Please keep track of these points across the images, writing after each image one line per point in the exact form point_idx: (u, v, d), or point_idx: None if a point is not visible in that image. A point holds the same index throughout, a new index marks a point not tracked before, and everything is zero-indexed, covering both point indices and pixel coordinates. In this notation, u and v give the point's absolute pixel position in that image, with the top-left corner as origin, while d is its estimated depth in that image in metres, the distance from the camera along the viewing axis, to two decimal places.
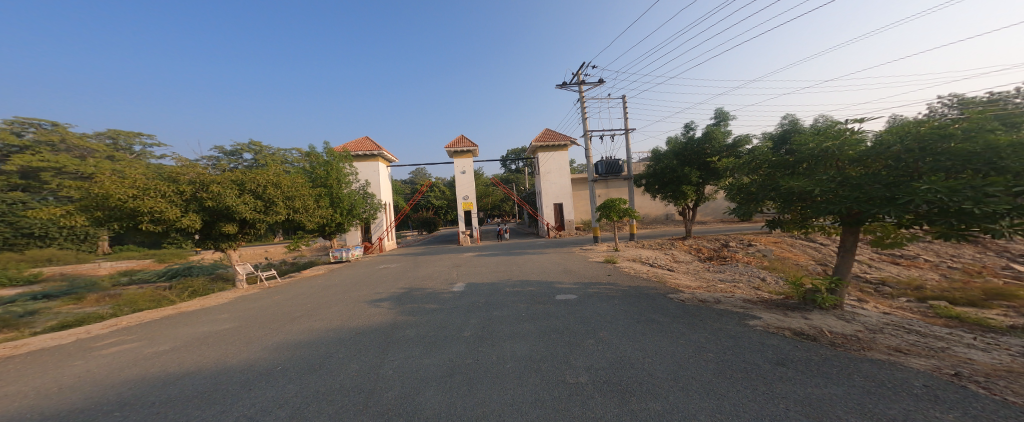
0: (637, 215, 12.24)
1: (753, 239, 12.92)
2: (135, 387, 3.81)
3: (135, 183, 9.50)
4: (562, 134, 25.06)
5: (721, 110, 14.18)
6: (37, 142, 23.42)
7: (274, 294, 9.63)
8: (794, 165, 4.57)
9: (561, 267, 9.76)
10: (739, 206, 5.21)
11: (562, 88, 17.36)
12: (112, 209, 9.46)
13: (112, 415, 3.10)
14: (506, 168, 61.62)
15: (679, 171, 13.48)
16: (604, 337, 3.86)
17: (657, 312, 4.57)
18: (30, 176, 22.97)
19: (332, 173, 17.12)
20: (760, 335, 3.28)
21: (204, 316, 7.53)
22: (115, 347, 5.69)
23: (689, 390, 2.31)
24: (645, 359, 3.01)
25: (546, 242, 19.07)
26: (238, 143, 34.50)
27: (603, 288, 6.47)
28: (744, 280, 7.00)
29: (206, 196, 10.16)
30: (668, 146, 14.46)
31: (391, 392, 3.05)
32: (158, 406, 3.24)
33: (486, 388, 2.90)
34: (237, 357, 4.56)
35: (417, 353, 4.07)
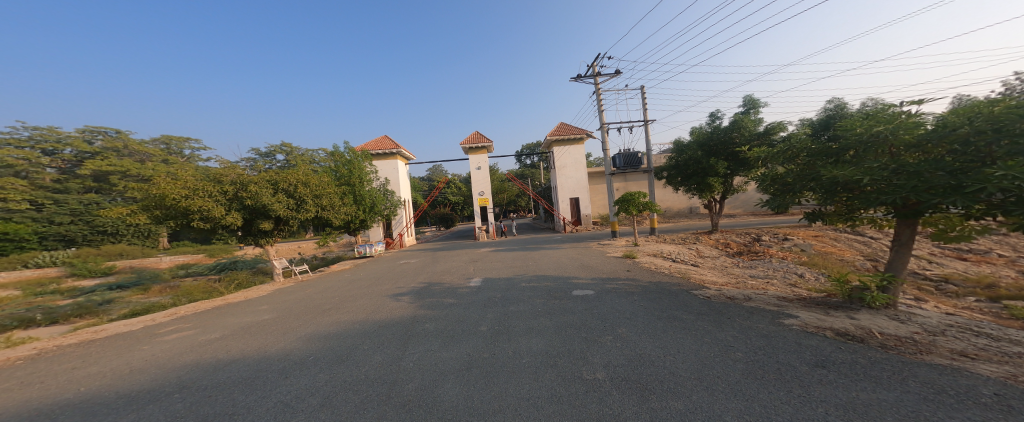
0: (658, 209, 11.94)
1: (789, 233, 12.33)
2: (191, 371, 4.09)
3: (185, 184, 10.20)
4: (577, 128, 24.69)
5: (750, 97, 13.51)
6: (105, 149, 26.20)
7: (306, 288, 10.08)
8: (839, 153, 4.31)
9: (579, 262, 9.66)
10: (773, 199, 4.91)
11: (576, 81, 16.93)
12: (168, 209, 10.18)
13: (172, 397, 3.33)
14: (521, 163, 61.59)
15: (703, 162, 13.03)
16: (623, 334, 3.78)
17: (680, 309, 4.44)
18: (102, 179, 25.69)
19: (354, 172, 17.56)
20: (797, 335, 3.13)
21: (246, 307, 7.96)
22: (174, 333, 6.13)
23: (714, 390, 2.24)
24: (667, 357, 2.93)
25: (562, 237, 18.99)
26: (271, 144, 35.95)
27: (622, 283, 6.37)
28: (779, 276, 6.70)
29: (246, 196, 10.73)
30: (692, 137, 14.00)
31: (412, 383, 3.12)
32: (209, 389, 3.45)
33: (503, 382, 2.92)
34: (275, 346, 4.78)
35: (435, 347, 4.14)
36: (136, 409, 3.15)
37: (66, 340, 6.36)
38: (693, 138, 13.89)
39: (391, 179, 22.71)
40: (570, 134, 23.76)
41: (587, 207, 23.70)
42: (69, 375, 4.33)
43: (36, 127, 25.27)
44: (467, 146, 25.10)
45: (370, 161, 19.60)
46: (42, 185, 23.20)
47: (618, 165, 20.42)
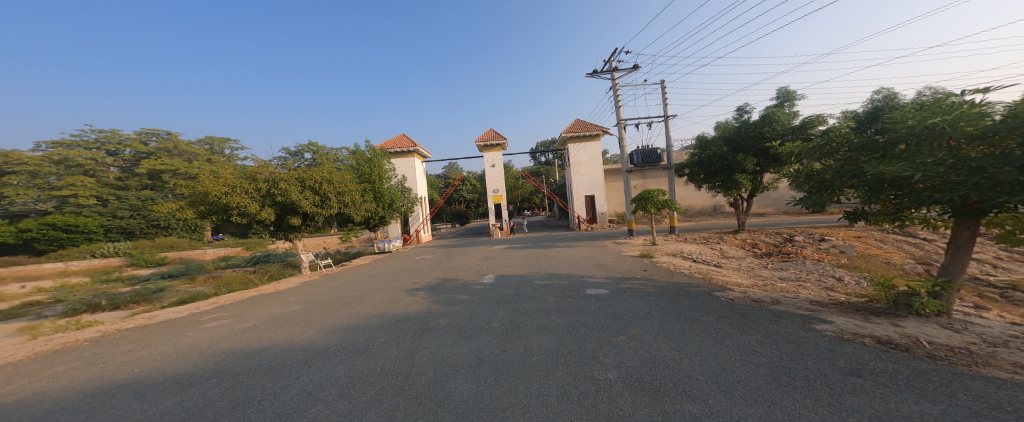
0: (678, 207, 11.61)
1: (827, 234, 11.71)
2: (225, 358, 4.30)
3: (226, 182, 10.83)
4: (593, 124, 24.31)
5: (784, 89, 12.65)
6: (158, 149, 29.29)
7: (330, 281, 10.42)
8: (887, 147, 3.92)
9: (594, 261, 9.54)
10: (808, 196, 4.59)
11: (592, 76, 16.60)
12: (211, 205, 10.84)
13: (209, 382, 3.51)
14: (536, 160, 61.52)
15: (730, 158, 12.57)
16: (636, 334, 3.70)
17: (700, 310, 4.31)
18: (156, 177, 28.47)
19: (375, 170, 17.94)
20: (831, 342, 2.97)
21: (275, 298, 8.32)
22: (215, 321, 6.48)
23: (732, 395, 2.16)
24: (683, 359, 2.85)
25: (577, 235, 18.86)
26: (300, 144, 37.19)
27: (637, 283, 6.25)
28: (813, 279, 6.39)
29: (276, 193, 11.23)
30: (717, 132, 13.54)
31: (424, 377, 3.16)
32: (242, 376, 3.61)
33: (513, 380, 2.90)
34: (301, 336, 4.95)
35: (448, 342, 4.17)
36: (179, 391, 3.35)
37: (124, 324, 6.89)
38: (720, 132, 13.37)
39: (408, 177, 23.04)
40: (586, 131, 23.35)
41: (603, 205, 23.37)
42: (124, 358, 4.67)
43: (99, 131, 28.29)
44: (482, 144, 25.13)
45: (389, 159, 19.97)
46: (108, 182, 26.30)
47: (636, 163, 19.88)
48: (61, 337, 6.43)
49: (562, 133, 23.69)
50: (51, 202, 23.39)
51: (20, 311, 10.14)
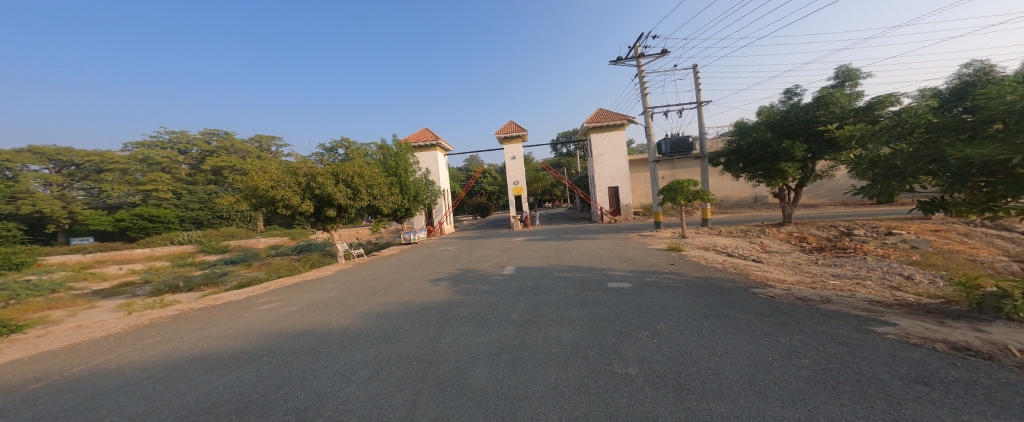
0: (710, 199, 11.08)
1: (896, 228, 10.69)
2: (271, 338, 4.60)
3: (273, 176, 11.52)
4: (617, 113, 23.62)
5: (845, 67, 11.59)
6: (219, 148, 33.17)
7: (363, 269, 10.96)
8: (978, 127, 3.27)
9: (615, 254, 9.37)
10: (872, 185, 3.99)
11: (615, 64, 16.03)
12: (261, 197, 11.57)
13: (260, 360, 3.78)
14: (557, 152, 61.00)
15: (774, 145, 11.77)
16: (661, 330, 3.59)
17: (734, 307, 4.12)
18: (218, 173, 32.53)
19: (400, 164, 18.42)
20: (894, 346, 2.74)
21: (314, 284, 8.81)
22: (266, 303, 6.97)
23: (768, 396, 2.04)
24: (713, 357, 2.73)
25: (599, 227, 18.63)
26: (333, 140, 38.59)
27: (663, 277, 6.08)
28: (875, 277, 5.87)
29: (314, 187, 11.85)
30: (761, 117, 12.73)
31: (446, 363, 3.23)
32: (287, 355, 3.84)
33: (532, 370, 2.91)
34: (336, 321, 5.21)
35: (468, 331, 4.24)
36: (239, 367, 3.63)
37: (199, 303, 7.61)
38: (764, 118, 12.49)
39: (431, 170, 23.43)
40: (609, 121, 22.72)
41: (626, 196, 22.78)
42: (197, 334, 5.17)
43: (171, 131, 31.78)
44: (501, 136, 25.04)
45: (413, 153, 20.36)
46: (180, 178, 30.78)
47: (663, 153, 18.98)
48: (150, 313, 7.28)
49: (583, 123, 23.17)
50: (138, 195, 28.28)
51: (119, 291, 11.72)
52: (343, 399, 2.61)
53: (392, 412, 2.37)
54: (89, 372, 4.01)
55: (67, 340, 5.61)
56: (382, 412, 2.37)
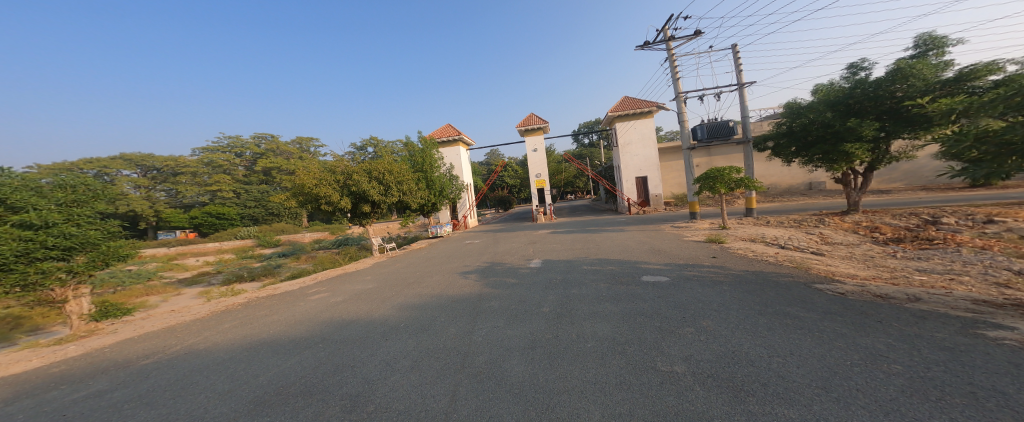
0: (756, 186, 10.35)
1: (997, 215, 9.41)
2: (321, 328, 4.87)
3: (315, 175, 12.23)
4: (644, 100, 22.67)
5: (930, 34, 10.35)
6: (268, 150, 35.19)
7: (396, 262, 11.40)
8: None
9: (648, 246, 9.05)
10: (981, 165, 3.47)
11: (643, 48, 15.26)
12: (305, 195, 12.30)
13: (314, 347, 4.02)
14: (580, 143, 59.80)
15: (836, 125, 10.76)
16: (707, 326, 3.44)
17: (796, 305, 3.79)
18: (268, 173, 34.86)
19: (426, 160, 18.84)
20: (1013, 354, 2.35)
21: (355, 277, 9.28)
22: (316, 294, 7.43)
23: (848, 402, 1.87)
24: (775, 357, 2.54)
25: (628, 218, 18.17)
26: (363, 139, 40.12)
27: (705, 271, 5.80)
28: (975, 273, 5.20)
29: (351, 183, 12.45)
30: (820, 95, 11.69)
31: (482, 356, 3.29)
32: (338, 344, 4.06)
33: (568, 365, 2.88)
34: (377, 312, 5.43)
35: (501, 324, 4.27)
36: (296, 353, 3.89)
37: (261, 293, 8.29)
38: (821, 97, 11.60)
39: (454, 165, 23.78)
40: (634, 108, 21.87)
41: (656, 186, 21.96)
42: (264, 320, 5.62)
43: (227, 137, 34.96)
44: (523, 129, 24.85)
45: (437, 149, 20.71)
46: (238, 178, 33.59)
47: (698, 139, 18.02)
48: (224, 300, 7.98)
49: (608, 112, 22.43)
50: (207, 195, 31.39)
51: (197, 279, 13.14)
52: (390, 387, 2.73)
53: (436, 401, 2.44)
54: (183, 351, 4.50)
55: (162, 323, 6.33)
56: (425, 401, 2.45)
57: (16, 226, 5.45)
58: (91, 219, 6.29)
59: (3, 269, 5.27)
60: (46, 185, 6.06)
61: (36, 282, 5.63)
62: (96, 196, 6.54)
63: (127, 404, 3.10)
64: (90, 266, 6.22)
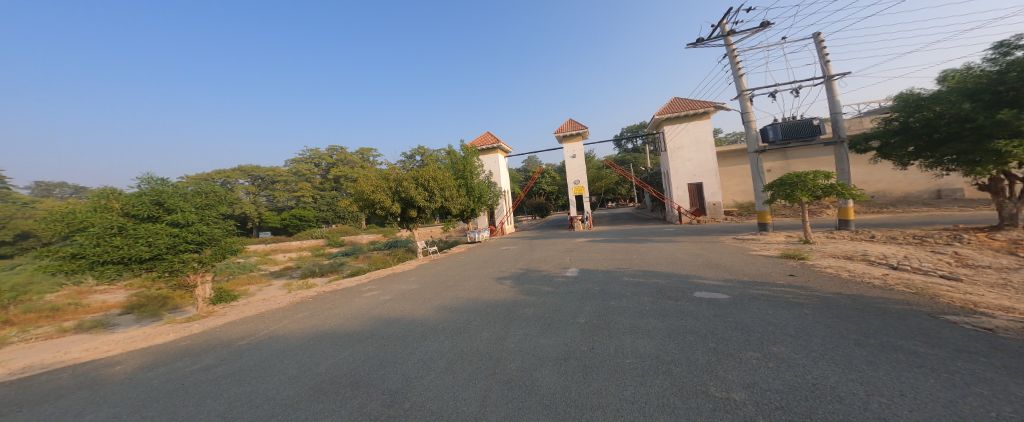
0: (855, 195, 8.86)
1: None
2: (369, 323, 5.14)
3: (371, 182, 13.18)
4: (696, 102, 21.18)
5: None
6: (340, 160, 38.99)
7: (437, 265, 11.80)
8: None
9: (703, 259, 8.30)
10: None
11: (696, 46, 14.23)
12: (362, 200, 13.30)
13: (363, 341, 4.26)
14: (624, 148, 57.73)
15: (977, 118, 8.22)
16: (778, 353, 2.99)
17: (900, 335, 3.16)
18: (338, 180, 38.55)
19: (467, 167, 19.38)
20: None
21: (400, 277, 9.76)
22: (369, 291, 7.93)
23: None
24: (875, 396, 2.11)
25: (677, 229, 16.97)
26: (412, 148, 42.50)
27: (773, 290, 5.13)
28: None
29: (400, 190, 13.22)
30: (952, 82, 9.12)
31: (513, 363, 3.20)
32: (383, 340, 4.25)
33: (604, 379, 2.70)
34: (419, 312, 5.62)
35: (534, 332, 4.16)
36: (349, 346, 4.14)
37: (325, 287, 9.08)
38: (952, 85, 9.05)
39: (493, 172, 24.18)
40: (686, 111, 20.49)
41: (712, 194, 20.30)
42: (329, 313, 6.12)
43: (312, 149, 39.45)
44: (561, 135, 24.45)
45: (477, 156, 21.21)
46: (316, 185, 37.41)
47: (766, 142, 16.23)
48: (301, 292, 8.91)
49: (655, 116, 21.29)
50: (293, 200, 35.72)
51: (285, 271, 14.95)
52: (425, 387, 2.76)
53: (466, 405, 2.41)
54: (267, 336, 5.06)
55: (255, 309, 7.23)
56: (457, 404, 2.42)
57: (169, 224, 7.04)
58: (216, 220, 7.83)
59: (160, 257, 6.88)
60: (189, 192, 7.68)
61: (178, 268, 7.17)
62: (220, 200, 8.06)
63: (224, 379, 3.53)
64: (213, 258, 7.70)
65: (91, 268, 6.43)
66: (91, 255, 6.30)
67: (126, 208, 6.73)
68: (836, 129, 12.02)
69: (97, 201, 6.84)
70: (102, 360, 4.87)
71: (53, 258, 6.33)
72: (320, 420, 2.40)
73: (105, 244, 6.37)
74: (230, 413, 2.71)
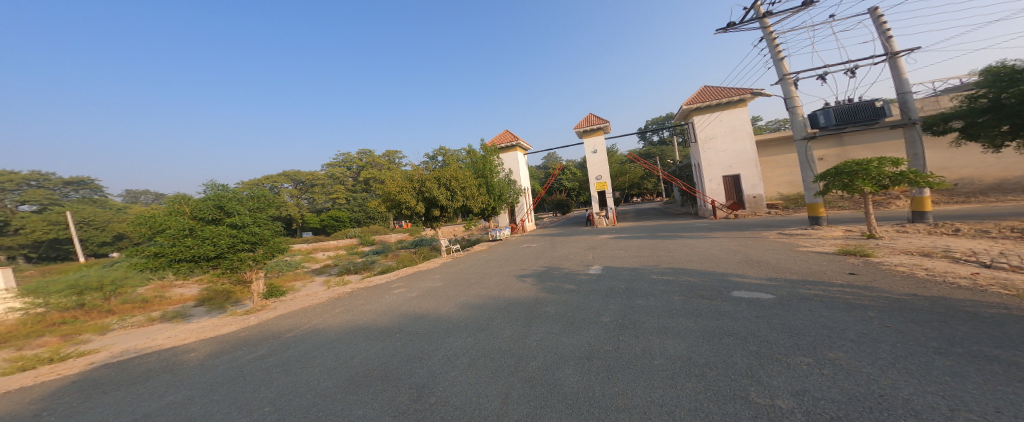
0: (933, 183, 7.87)
1: None
2: (396, 320, 5.28)
3: (396, 183, 13.60)
4: (729, 89, 19.97)
5: None
6: (368, 163, 40.71)
7: (460, 263, 11.98)
8: None
9: (741, 256, 7.78)
10: None
11: (727, 30, 13.34)
12: (388, 201, 13.75)
13: (393, 336, 4.38)
14: (649, 141, 55.76)
15: None
16: (836, 360, 2.71)
17: (988, 342, 2.76)
18: (367, 183, 40.27)
19: (487, 166, 19.45)
20: None
21: (425, 275, 9.99)
22: (397, 289, 8.17)
23: None
24: (961, 412, 1.85)
25: (710, 223, 16.13)
26: (434, 149, 43.42)
27: (825, 291, 4.70)
28: None
29: (424, 190, 13.56)
30: None
31: (535, 361, 3.15)
32: (410, 336, 4.34)
33: (630, 380, 2.58)
34: (443, 309, 5.69)
35: (557, 330, 4.07)
36: (379, 341, 4.27)
37: (357, 285, 9.48)
38: None
39: (513, 169, 24.13)
40: (717, 99, 19.38)
41: (750, 186, 19.09)
42: (363, 308, 6.38)
43: (342, 154, 41.36)
44: (581, 130, 23.87)
45: (496, 154, 21.24)
46: (348, 187, 39.40)
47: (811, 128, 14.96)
48: (337, 288, 9.39)
49: (683, 106, 20.28)
50: (328, 202, 37.81)
51: (324, 269, 15.86)
52: (450, 382, 2.78)
53: (488, 401, 2.39)
54: (310, 329, 5.35)
55: (300, 304, 7.71)
56: (480, 400, 2.42)
57: (229, 226, 7.65)
58: (267, 221, 8.38)
59: (223, 256, 7.50)
60: (245, 196, 8.31)
61: (238, 266, 7.77)
62: (270, 204, 8.62)
63: (273, 369, 3.76)
64: (266, 257, 8.25)
65: (170, 265, 7.16)
66: (170, 253, 7.04)
67: (194, 212, 7.43)
68: (909, 108, 10.78)
69: (173, 206, 7.60)
70: (174, 347, 5.40)
71: (142, 257, 7.06)
72: (352, 411, 2.48)
73: (180, 243, 7.09)
74: (277, 401, 2.87)
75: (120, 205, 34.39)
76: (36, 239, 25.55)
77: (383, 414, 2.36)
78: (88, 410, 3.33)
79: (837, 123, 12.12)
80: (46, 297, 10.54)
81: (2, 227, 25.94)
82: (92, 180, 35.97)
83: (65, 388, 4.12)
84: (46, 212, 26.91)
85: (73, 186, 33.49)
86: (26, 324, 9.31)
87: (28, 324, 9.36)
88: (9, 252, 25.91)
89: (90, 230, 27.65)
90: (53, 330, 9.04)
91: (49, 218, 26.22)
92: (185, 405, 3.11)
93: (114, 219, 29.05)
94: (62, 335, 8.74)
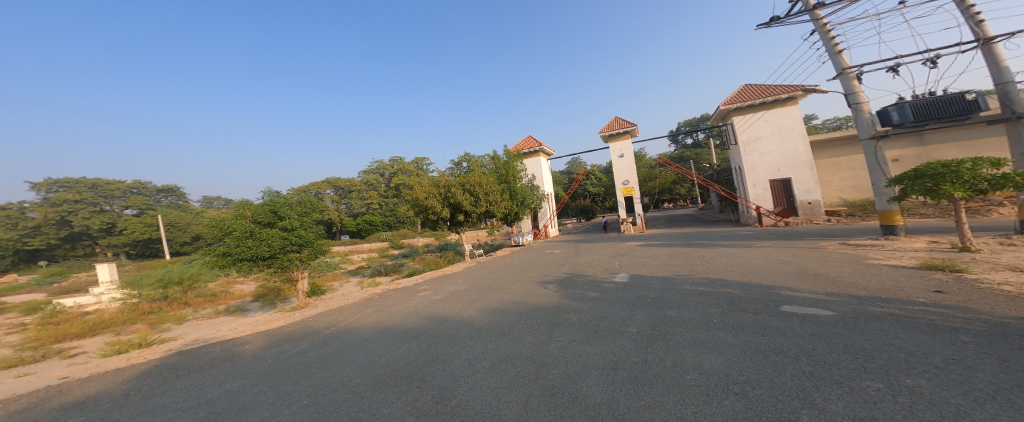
0: None
1: None
2: (422, 322, 5.39)
3: (423, 189, 14.02)
4: (773, 86, 18.55)
5: None
6: (400, 169, 42.44)
7: (483, 267, 12.06)
8: None
9: (792, 268, 7.10)
10: None
11: (771, 25, 12.38)
12: (415, 206, 14.20)
13: (420, 338, 4.47)
14: (681, 144, 53.29)
15: None
16: (913, 389, 2.36)
17: None
18: (399, 188, 42.00)
19: (510, 171, 19.52)
20: None
21: (451, 278, 10.17)
22: (424, 291, 8.37)
23: None
24: None
25: (753, 231, 14.95)
26: (460, 155, 44.34)
27: (898, 311, 4.13)
28: None
29: (449, 195, 13.89)
30: None
31: (558, 369, 3.07)
32: (435, 338, 4.41)
33: (657, 394, 2.43)
34: (467, 313, 5.74)
35: (580, 339, 3.96)
36: (406, 342, 4.38)
37: (387, 286, 9.86)
38: None
39: (536, 175, 23.99)
40: (761, 98, 18.02)
41: (801, 191, 17.53)
42: (394, 309, 6.59)
43: (374, 161, 43.36)
44: (607, 134, 23.15)
45: (520, 160, 21.26)
46: (381, 193, 41.29)
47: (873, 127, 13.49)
48: (369, 289, 9.83)
49: (721, 107, 19.09)
50: (363, 206, 39.85)
51: (358, 270, 16.74)
52: (471, 386, 2.79)
53: (509, 408, 2.36)
54: (345, 327, 5.63)
55: (336, 303, 8.16)
56: (500, 406, 2.39)
57: (281, 229, 8.32)
58: (312, 224, 8.99)
59: (276, 256, 8.16)
60: (295, 201, 8.98)
61: (287, 266, 8.41)
62: (315, 208, 9.24)
63: (313, 363, 3.99)
64: (311, 258, 8.87)
65: (235, 264, 7.88)
66: (235, 253, 7.76)
67: (254, 215, 8.13)
68: (1012, 100, 9.20)
69: (238, 210, 8.37)
70: (230, 339, 5.93)
71: (213, 255, 7.84)
72: (378, 409, 2.55)
73: (243, 244, 7.80)
74: (314, 395, 3.03)
75: (196, 210, 38.90)
76: (134, 239, 29.58)
77: (407, 415, 2.40)
78: (161, 393, 3.71)
79: (914, 120, 10.75)
80: (139, 290, 12.14)
81: (110, 227, 30.20)
82: (175, 187, 41.00)
83: (146, 371, 4.66)
84: (140, 216, 30.99)
85: (163, 193, 38.47)
86: (124, 312, 10.76)
87: (126, 312, 10.81)
88: (116, 249, 30.17)
89: (175, 231, 31.41)
90: (143, 318, 10.30)
91: (146, 221, 30.27)
92: (238, 393, 3.37)
93: (194, 221, 32.78)
94: (149, 323, 9.92)
